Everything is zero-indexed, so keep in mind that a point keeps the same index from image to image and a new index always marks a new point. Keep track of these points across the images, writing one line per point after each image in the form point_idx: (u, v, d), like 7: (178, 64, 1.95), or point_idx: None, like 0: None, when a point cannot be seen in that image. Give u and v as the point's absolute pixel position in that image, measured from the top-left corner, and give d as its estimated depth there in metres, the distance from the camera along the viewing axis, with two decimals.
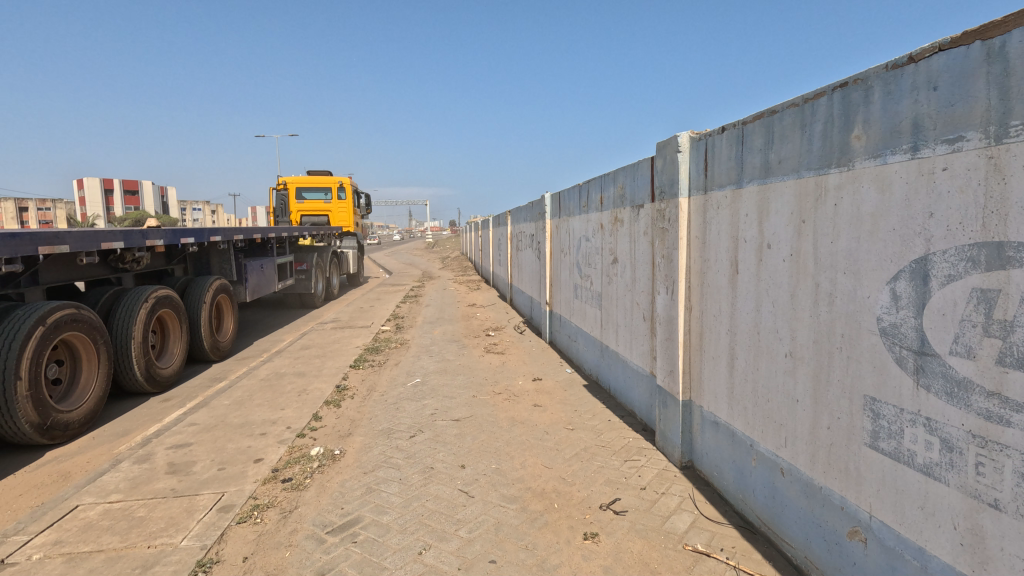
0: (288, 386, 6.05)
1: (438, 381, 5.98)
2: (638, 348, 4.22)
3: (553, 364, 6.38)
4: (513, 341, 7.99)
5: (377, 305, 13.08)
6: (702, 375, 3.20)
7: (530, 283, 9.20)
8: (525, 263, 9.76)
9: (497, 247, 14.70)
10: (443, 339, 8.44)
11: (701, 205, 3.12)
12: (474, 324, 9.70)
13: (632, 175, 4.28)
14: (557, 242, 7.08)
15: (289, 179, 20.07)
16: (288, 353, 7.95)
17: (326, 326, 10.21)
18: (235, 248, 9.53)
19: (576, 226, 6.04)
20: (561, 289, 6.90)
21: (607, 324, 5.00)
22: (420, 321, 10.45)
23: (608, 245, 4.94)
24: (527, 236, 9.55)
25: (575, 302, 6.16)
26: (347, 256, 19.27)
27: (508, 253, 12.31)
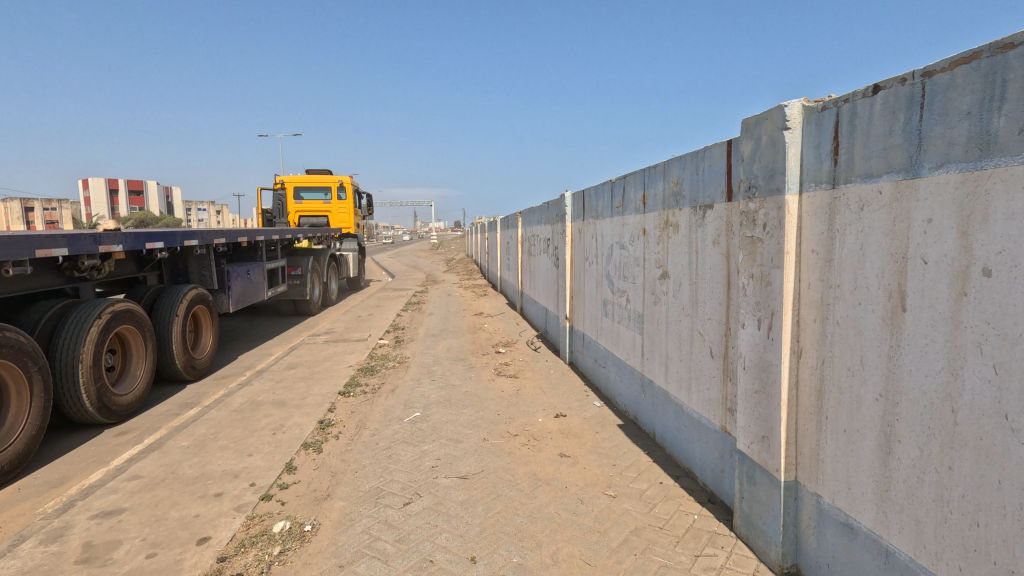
0: (262, 421, 5.09)
1: (441, 415, 5.01)
2: (701, 392, 3.25)
3: (577, 394, 5.40)
4: (527, 361, 7.01)
5: (375, 314, 12.11)
6: (823, 453, 2.20)
7: (545, 294, 8.22)
8: (538, 270, 8.80)
9: (505, 251, 13.75)
10: (447, 357, 7.46)
11: (827, 205, 2.12)
12: (481, 338, 8.72)
13: (693, 167, 3.30)
14: (580, 249, 6.10)
15: (287, 178, 19.23)
16: (271, 374, 7.00)
17: (319, 339, 9.26)
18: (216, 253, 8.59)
19: (608, 231, 5.06)
20: (586, 305, 5.91)
21: (651, 354, 4.03)
22: (422, 333, 9.49)
23: (653, 256, 3.96)
24: (541, 241, 8.58)
25: (605, 321, 5.18)
26: (347, 260, 18.35)
27: (519, 257, 11.34)
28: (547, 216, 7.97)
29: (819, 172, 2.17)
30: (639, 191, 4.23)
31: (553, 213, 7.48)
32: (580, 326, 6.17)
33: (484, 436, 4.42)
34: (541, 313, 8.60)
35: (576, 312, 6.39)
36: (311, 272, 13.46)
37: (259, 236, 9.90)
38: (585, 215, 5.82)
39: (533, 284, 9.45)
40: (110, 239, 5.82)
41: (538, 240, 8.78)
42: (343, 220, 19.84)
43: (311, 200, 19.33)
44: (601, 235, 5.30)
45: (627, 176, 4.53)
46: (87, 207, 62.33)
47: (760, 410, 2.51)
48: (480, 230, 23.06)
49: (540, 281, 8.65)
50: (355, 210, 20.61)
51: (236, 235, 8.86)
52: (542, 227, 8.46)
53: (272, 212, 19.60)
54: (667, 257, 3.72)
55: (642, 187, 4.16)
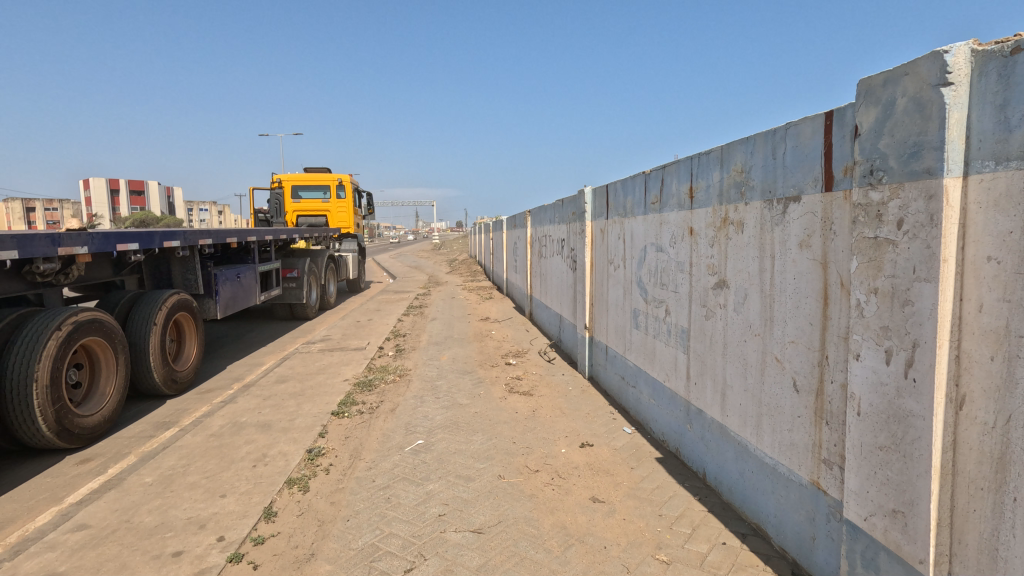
0: (242, 449, 4.43)
1: (448, 443, 4.34)
2: (778, 433, 2.59)
3: (602, 417, 4.74)
4: (541, 375, 6.33)
5: (375, 319, 11.45)
6: (1008, 550, 1.53)
7: (560, 299, 7.53)
8: (551, 274, 8.12)
9: (512, 251, 13.08)
10: (452, 370, 6.78)
11: (1023, 191, 1.45)
12: (489, 347, 8.04)
13: (769, 151, 2.63)
14: (603, 250, 5.42)
15: (285, 177, 18.61)
16: (259, 389, 6.35)
17: (313, 348, 8.60)
18: (202, 255, 7.93)
19: (640, 230, 4.38)
20: (610, 314, 5.23)
21: (702, 379, 3.36)
22: (425, 341, 8.81)
23: (705, 261, 3.29)
24: (554, 241, 7.90)
25: (636, 334, 4.51)
26: (346, 261, 17.67)
27: (527, 259, 10.68)
28: (562, 215, 7.29)
29: (1004, 144, 1.50)
30: (686, 183, 3.55)
31: (569, 211, 6.79)
32: (603, 338, 5.50)
33: (499, 473, 3.76)
34: (554, 321, 7.92)
35: (597, 322, 5.71)
36: (307, 274, 12.80)
37: (250, 237, 9.24)
38: (611, 212, 5.15)
39: (544, 288, 8.77)
40: (73, 240, 5.16)
41: (551, 241, 8.10)
42: (342, 220, 19.18)
43: (310, 199, 18.68)
44: (630, 235, 4.62)
45: (667, 165, 3.86)
46: (86, 207, 61.80)
47: (889, 474, 1.85)
48: (484, 230, 22.38)
49: (553, 285, 7.96)
50: (355, 210, 19.94)
51: (224, 236, 8.20)
52: (555, 226, 7.78)
53: (269, 212, 18.93)
54: (726, 263, 3.05)
55: (689, 178, 3.49)
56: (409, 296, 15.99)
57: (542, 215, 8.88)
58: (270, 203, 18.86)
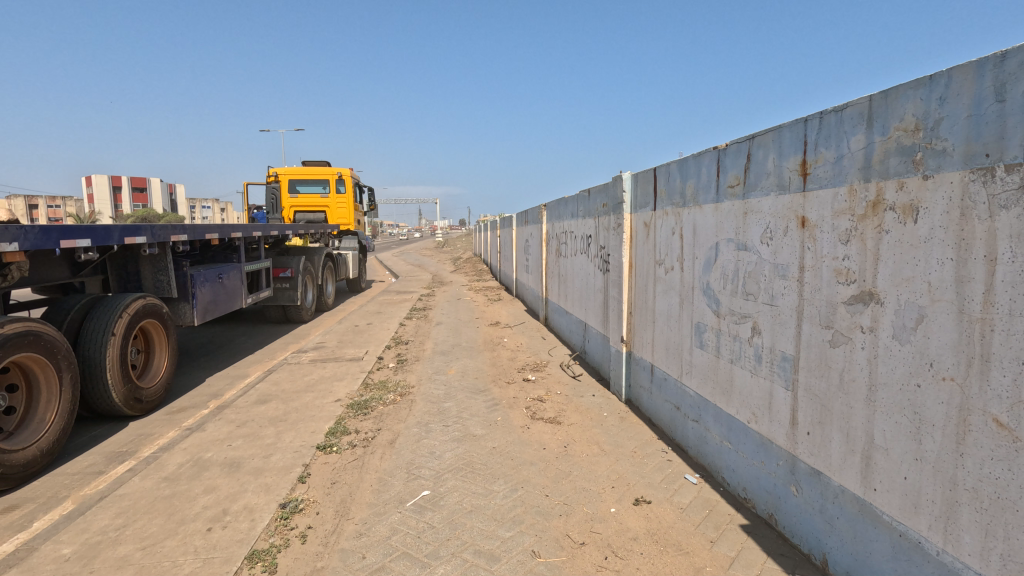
0: (200, 501, 3.49)
1: (462, 497, 3.39)
2: (999, 540, 1.63)
3: (655, 459, 3.77)
4: (568, 396, 5.38)
5: (375, 323, 10.51)
6: None
7: (585, 305, 6.57)
8: (573, 275, 7.17)
9: (523, 250, 12.10)
10: (462, 388, 5.84)
11: None
12: (503, 359, 7.10)
13: (985, 89, 1.66)
14: (649, 247, 4.45)
15: (282, 170, 17.70)
16: (236, 410, 5.42)
17: (304, 358, 7.66)
18: (178, 253, 6.99)
19: (709, 223, 3.41)
20: (660, 326, 4.27)
21: (823, 429, 2.40)
22: (430, 350, 7.88)
23: (830, 264, 2.32)
24: (577, 238, 6.92)
25: (702, 355, 3.55)
26: (345, 259, 16.74)
27: (542, 259, 9.70)
28: (589, 207, 6.33)
29: None
30: (793, 155, 2.57)
31: (600, 202, 5.83)
32: (647, 355, 4.55)
33: (532, 549, 2.80)
34: (578, 328, 6.96)
35: (638, 334, 4.76)
36: (302, 274, 11.89)
37: (235, 233, 8.30)
38: (662, 200, 4.17)
39: (563, 291, 7.82)
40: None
41: (573, 238, 7.15)
42: (342, 216, 18.24)
43: (308, 194, 17.76)
44: (693, 229, 3.65)
45: (759, 134, 2.87)
46: (86, 204, 61.04)
47: None
48: (490, 228, 21.44)
49: (576, 289, 7.01)
50: (355, 205, 19.01)
51: (203, 231, 7.26)
52: (579, 221, 6.82)
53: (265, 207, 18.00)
54: (876, 266, 2.07)
55: (801, 146, 2.50)
56: (412, 296, 15.04)
57: (561, 209, 7.95)
58: (266, 198, 17.94)
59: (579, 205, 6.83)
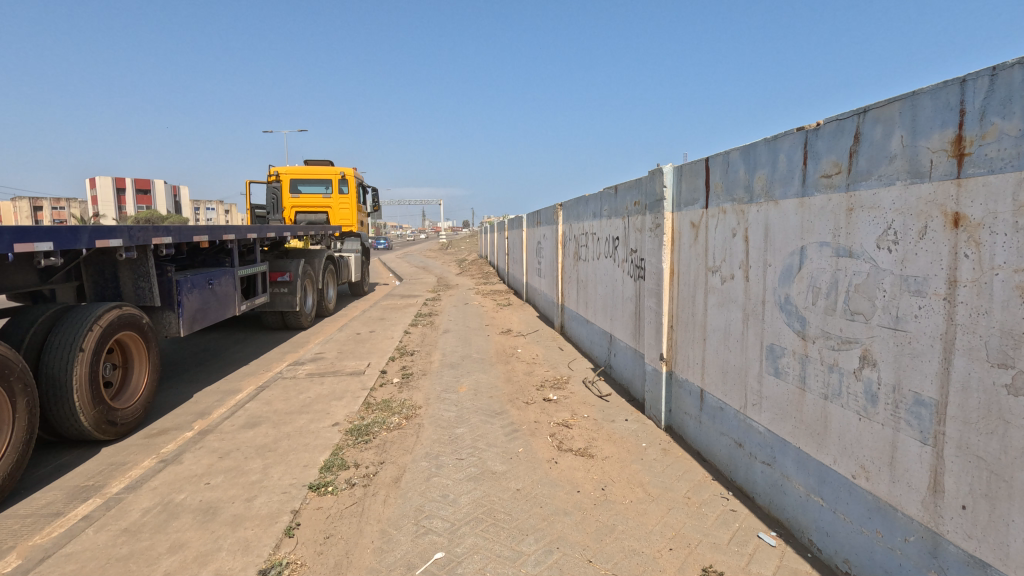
0: (162, 564, 2.85)
1: (484, 562, 2.74)
2: None
3: (716, 510, 3.11)
4: (596, 421, 4.73)
5: (378, 331, 9.87)
6: None
7: (611, 315, 5.91)
8: (596, 280, 6.51)
9: (535, 253, 11.45)
10: (475, 410, 5.19)
11: None
12: (518, 374, 6.44)
13: None
14: (699, 250, 3.80)
15: (282, 169, 17.12)
16: (221, 434, 4.78)
17: (300, 371, 7.02)
18: (162, 257, 6.37)
19: (790, 222, 2.76)
20: (714, 345, 3.62)
21: (993, 507, 1.75)
22: (437, 362, 7.23)
23: (1010, 278, 1.67)
24: (601, 241, 6.26)
25: (779, 384, 2.89)
26: (347, 262, 16.11)
27: (557, 263, 9.05)
28: (618, 206, 5.67)
29: None
30: (938, 130, 1.92)
31: (632, 200, 5.17)
32: (696, 378, 3.90)
33: None
34: (602, 340, 6.30)
35: (682, 352, 4.11)
36: (302, 278, 11.27)
37: (227, 235, 7.68)
38: (718, 196, 3.52)
39: (583, 299, 7.16)
40: None
41: (596, 240, 6.50)
42: (344, 216, 17.62)
43: (309, 194, 17.17)
44: (765, 231, 3.00)
45: (873, 106, 2.22)
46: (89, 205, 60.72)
47: None
48: (497, 229, 20.78)
49: (600, 296, 6.35)
50: (358, 206, 18.38)
51: (190, 233, 6.64)
52: (604, 221, 6.16)
53: (265, 208, 17.40)
54: None
55: (953, 118, 1.85)
56: (417, 301, 14.40)
57: (581, 209, 7.30)
58: (266, 199, 17.35)
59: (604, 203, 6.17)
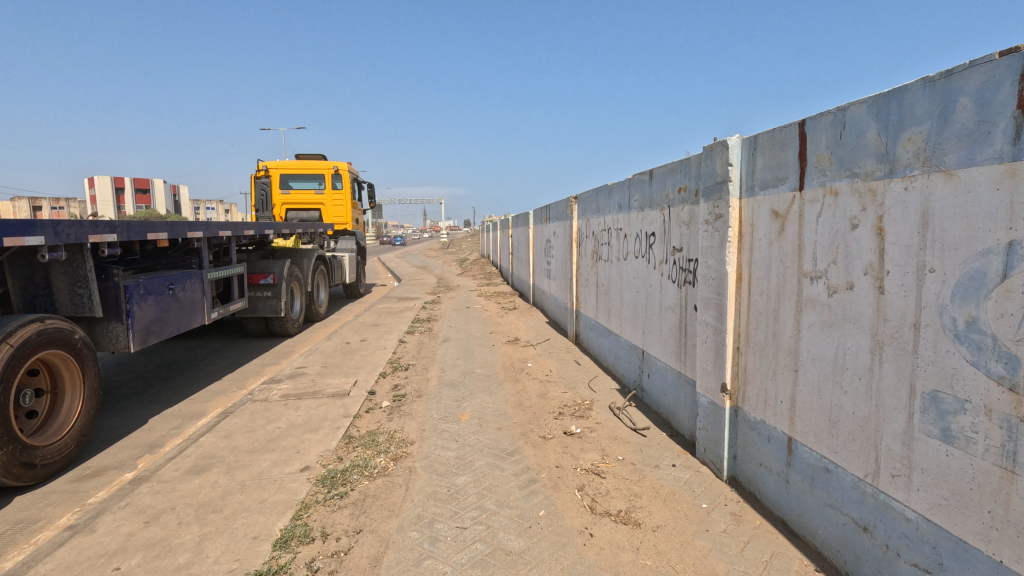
0: None
1: None
2: None
3: None
4: (635, 467, 3.72)
5: (370, 340, 8.85)
6: None
7: (644, 327, 4.90)
8: (623, 284, 5.51)
9: (543, 253, 10.41)
10: (480, 447, 4.18)
11: None
12: (530, 397, 5.44)
13: None
14: (789, 248, 2.79)
15: (272, 164, 16.15)
16: (158, 483, 3.77)
17: (275, 391, 6.00)
18: (108, 258, 5.37)
19: (983, 204, 1.75)
20: (815, 380, 2.61)
21: None
22: (435, 380, 6.23)
23: None
24: (631, 237, 5.24)
25: (951, 454, 1.89)
26: (341, 262, 15.11)
27: (570, 264, 8.02)
28: (654, 195, 4.66)
29: None
30: None
31: (677, 186, 4.16)
32: (780, 421, 2.89)
33: None
34: (631, 357, 5.29)
35: (757, 383, 3.11)
36: (287, 280, 10.28)
37: (193, 233, 6.67)
38: (824, 171, 2.50)
39: (605, 306, 6.14)
40: None
41: (623, 237, 5.50)
42: (338, 214, 16.63)
43: (301, 190, 16.19)
44: (921, 218, 1.99)
45: None
46: (85, 205, 59.85)
47: None
48: (500, 227, 19.73)
49: (628, 304, 5.34)
50: (354, 203, 17.39)
51: (142, 229, 5.65)
52: (634, 215, 5.16)
53: (254, 205, 16.43)
54: None
55: None
56: (415, 305, 13.35)
57: (602, 201, 6.29)
58: (256, 195, 16.38)
59: (634, 193, 5.17)
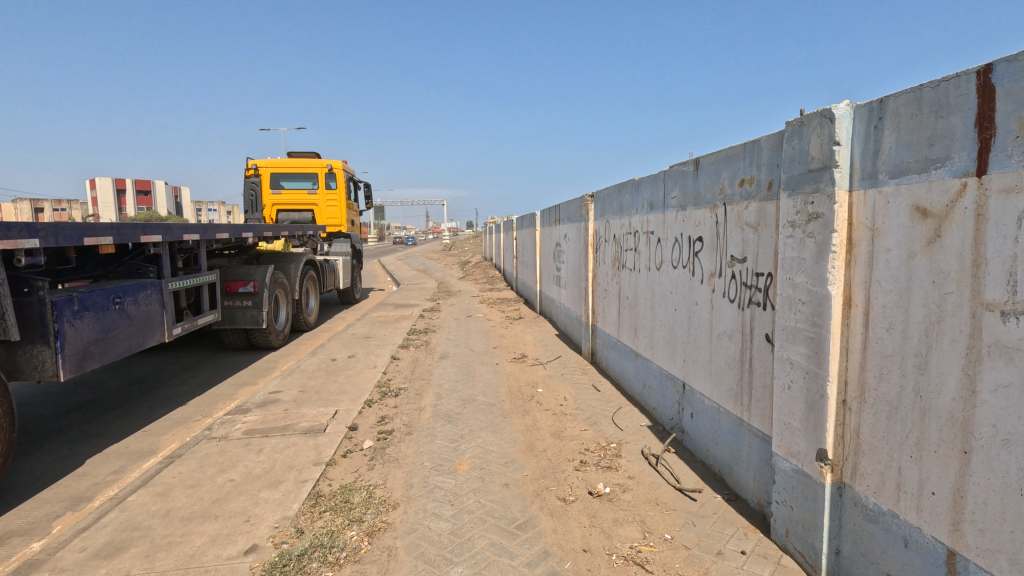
0: None
1: None
2: None
3: None
4: (691, 554, 2.75)
5: (359, 356, 7.90)
6: None
7: (687, 355, 3.94)
8: (656, 299, 4.56)
9: (552, 258, 9.44)
10: (481, 518, 3.22)
11: None
12: (542, 436, 4.48)
13: None
14: (953, 265, 1.83)
15: (263, 162, 15.28)
16: (51, 573, 2.82)
17: (238, 426, 5.05)
18: (32, 267, 4.44)
19: None
20: (1013, 474, 1.65)
21: None
22: (429, 411, 5.26)
23: None
24: (667, 242, 4.28)
25: None
26: (334, 267, 14.19)
27: (584, 271, 7.06)
28: (701, 190, 3.71)
29: None
30: None
31: (738, 177, 3.21)
32: (931, 522, 1.93)
33: None
34: (668, 388, 4.34)
35: (882, 459, 2.15)
36: (270, 288, 9.38)
37: (149, 237, 5.73)
38: None
39: (632, 323, 5.18)
40: None
41: (655, 242, 4.55)
42: (333, 215, 15.71)
43: (293, 190, 15.29)
44: None
45: None
46: (83, 206, 59.13)
47: None
48: (503, 229, 18.76)
49: (664, 323, 4.39)
50: (349, 204, 16.48)
51: (78, 234, 4.71)
52: (671, 215, 4.21)
53: (244, 206, 15.53)
54: None
55: None
56: (413, 313, 12.40)
57: (626, 199, 5.35)
58: (245, 195, 15.49)
59: (670, 188, 4.23)
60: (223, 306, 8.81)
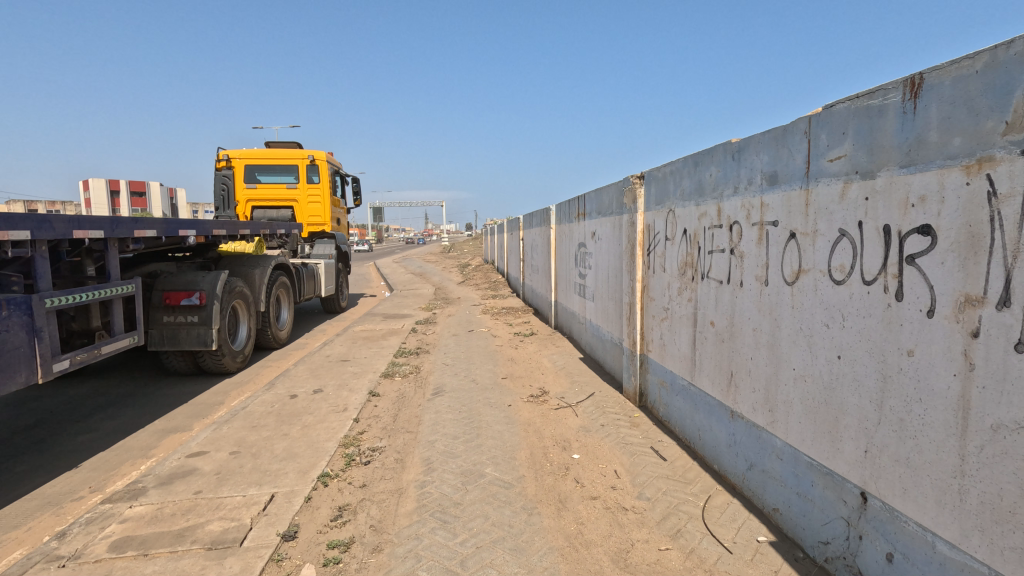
0: None
1: None
2: None
3: None
4: None
5: (328, 389, 6.09)
6: None
7: (882, 447, 2.15)
8: (785, 333, 2.77)
9: (573, 262, 7.64)
10: None
11: None
12: (599, 567, 2.67)
13: None
14: None
15: (236, 152, 13.48)
16: None
17: (112, 527, 3.23)
18: None
19: None
20: None
21: None
22: (413, 500, 3.46)
23: None
24: (820, 238, 2.48)
25: None
26: (314, 271, 12.37)
27: (625, 281, 5.25)
28: (930, 136, 1.90)
29: None
30: None
31: None
32: None
33: None
34: (816, 490, 2.55)
35: None
36: (223, 300, 7.58)
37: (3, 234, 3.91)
38: None
39: (727, 365, 3.37)
40: None
41: (784, 238, 2.75)
42: (315, 212, 13.85)
43: (269, 183, 13.50)
44: None
45: None
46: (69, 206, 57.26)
47: None
48: (507, 230, 16.92)
49: (807, 376, 2.59)
50: (335, 200, 14.67)
51: None
52: (830, 191, 2.41)
53: (213, 202, 13.68)
54: None
55: None
56: (404, 326, 10.59)
57: (710, 175, 3.53)
58: (215, 189, 13.65)
59: (827, 145, 2.42)
60: (164, 323, 7.03)
